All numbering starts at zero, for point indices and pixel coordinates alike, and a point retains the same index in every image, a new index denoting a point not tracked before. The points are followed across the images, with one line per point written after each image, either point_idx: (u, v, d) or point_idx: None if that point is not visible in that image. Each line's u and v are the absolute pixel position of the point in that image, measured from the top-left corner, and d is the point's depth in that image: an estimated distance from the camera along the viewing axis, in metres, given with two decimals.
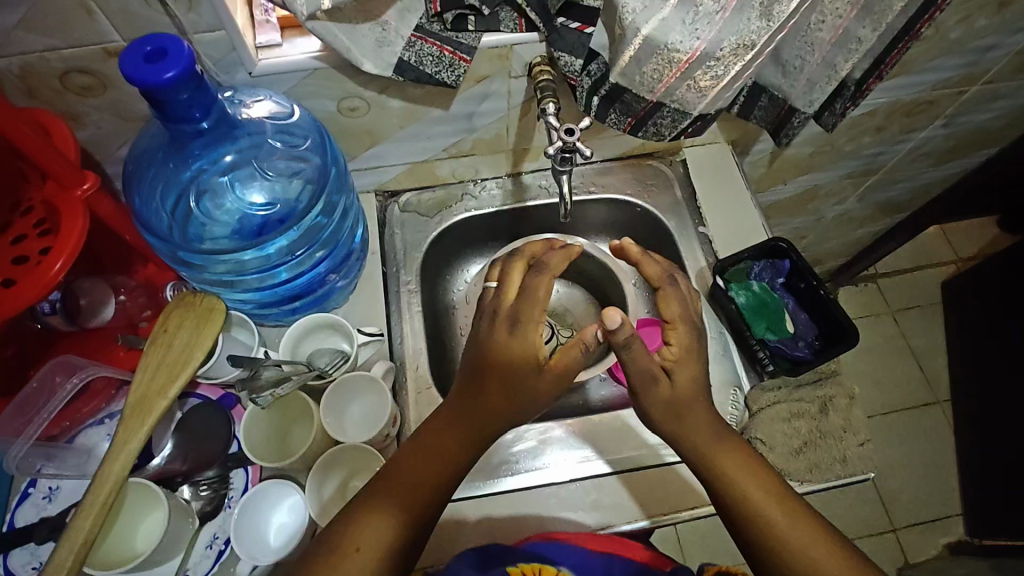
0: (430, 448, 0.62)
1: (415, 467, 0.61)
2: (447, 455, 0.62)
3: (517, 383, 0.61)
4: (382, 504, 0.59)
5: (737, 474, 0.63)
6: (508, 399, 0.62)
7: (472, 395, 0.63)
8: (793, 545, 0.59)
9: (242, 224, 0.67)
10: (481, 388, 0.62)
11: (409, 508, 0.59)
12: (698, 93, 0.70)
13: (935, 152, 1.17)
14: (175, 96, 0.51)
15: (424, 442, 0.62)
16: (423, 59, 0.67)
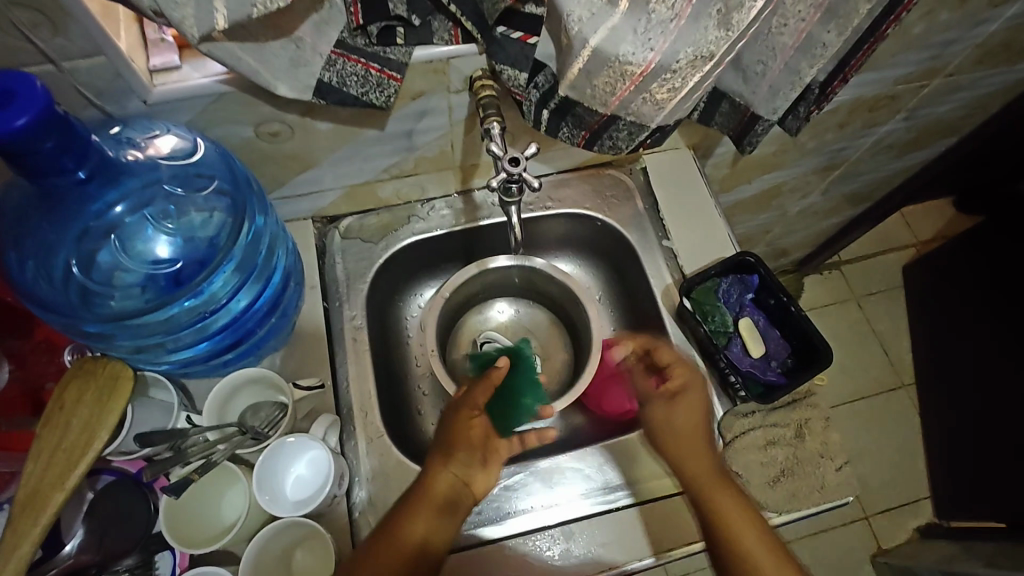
0: (387, 551, 0.60)
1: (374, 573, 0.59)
2: (409, 551, 0.61)
3: (458, 459, 0.66)
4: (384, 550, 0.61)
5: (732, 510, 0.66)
6: (462, 472, 0.66)
7: (420, 502, 0.64)
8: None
9: (153, 279, 0.59)
10: (437, 462, 0.66)
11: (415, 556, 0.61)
12: (655, 106, 0.65)
13: (896, 144, 1.15)
14: (38, 146, 0.42)
15: (385, 546, 0.61)
16: (347, 80, 0.59)
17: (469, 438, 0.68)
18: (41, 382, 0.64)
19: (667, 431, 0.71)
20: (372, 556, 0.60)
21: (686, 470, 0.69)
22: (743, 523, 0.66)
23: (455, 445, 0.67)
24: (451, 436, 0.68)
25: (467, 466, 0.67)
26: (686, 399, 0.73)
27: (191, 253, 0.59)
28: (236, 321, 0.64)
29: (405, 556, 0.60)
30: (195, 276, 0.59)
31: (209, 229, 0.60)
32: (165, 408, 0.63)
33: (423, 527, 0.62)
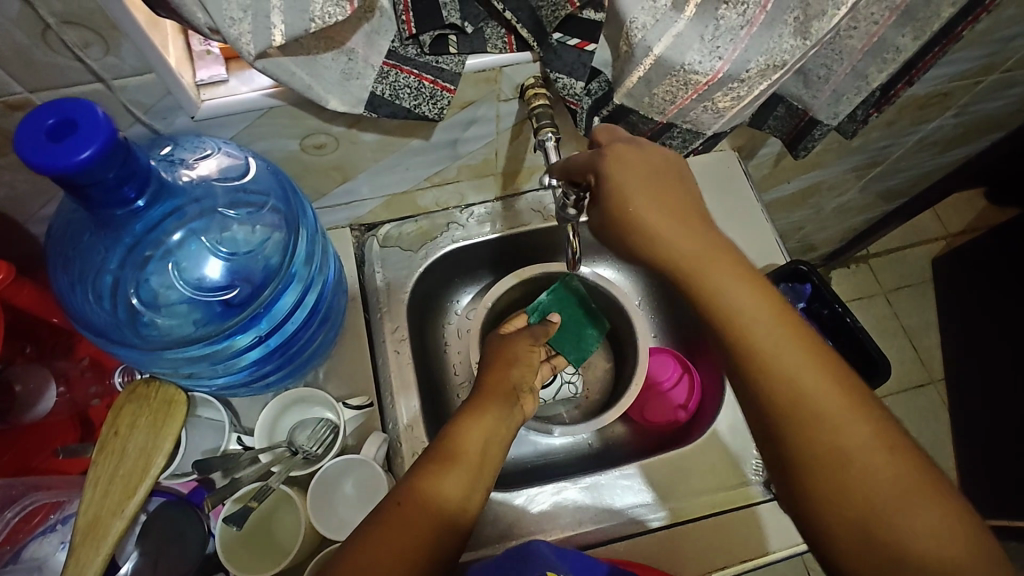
0: (408, 506, 0.52)
1: (403, 539, 0.50)
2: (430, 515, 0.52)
3: (515, 371, 0.67)
4: (407, 523, 0.51)
5: (746, 298, 0.48)
6: (491, 425, 0.60)
7: (449, 463, 0.55)
8: (819, 412, 0.45)
9: (202, 302, 0.57)
10: (500, 369, 0.67)
11: (434, 529, 0.51)
12: (715, 114, 0.62)
13: (942, 140, 1.11)
14: (100, 178, 0.41)
15: (407, 500, 0.52)
16: (399, 92, 0.57)
17: (524, 358, 0.70)
18: (88, 400, 0.64)
19: (756, 332, 0.47)
20: (399, 520, 0.51)
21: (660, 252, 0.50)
22: (776, 344, 0.47)
23: (512, 360, 0.68)
24: (504, 352, 0.70)
25: (526, 380, 0.68)
26: (776, 309, 0.48)
27: (243, 274, 0.58)
28: (285, 344, 0.64)
29: (431, 510, 0.52)
30: (248, 300, 0.58)
31: (263, 249, 0.59)
32: (216, 427, 0.63)
33: (452, 490, 0.54)
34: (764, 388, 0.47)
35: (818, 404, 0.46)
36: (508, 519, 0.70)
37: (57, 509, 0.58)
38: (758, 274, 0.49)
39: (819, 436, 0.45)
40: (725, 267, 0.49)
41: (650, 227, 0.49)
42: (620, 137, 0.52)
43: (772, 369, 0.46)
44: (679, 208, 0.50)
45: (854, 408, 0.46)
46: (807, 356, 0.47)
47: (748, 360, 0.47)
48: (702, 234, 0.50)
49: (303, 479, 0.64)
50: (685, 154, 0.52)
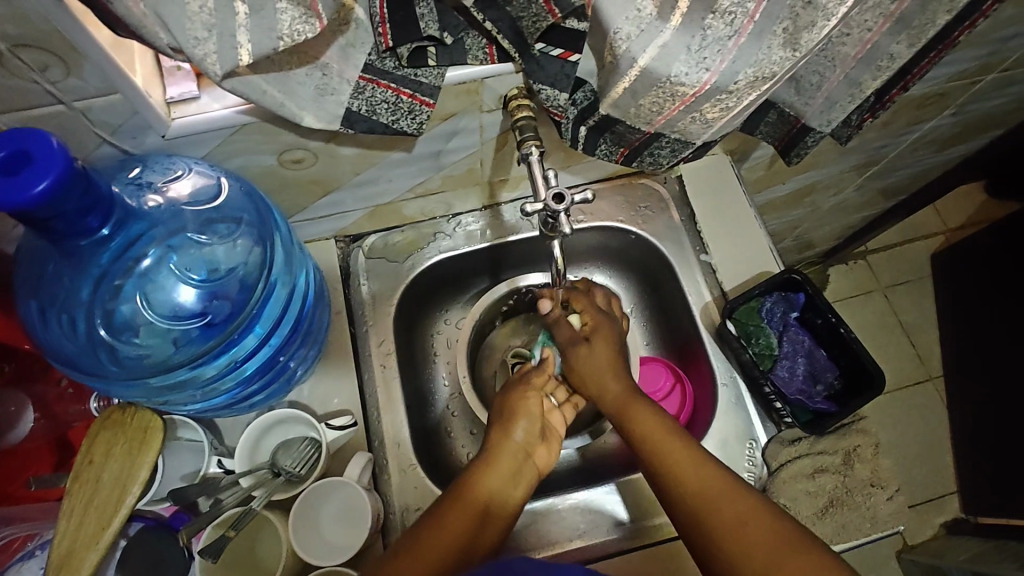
0: (462, 505, 0.61)
1: (446, 534, 0.59)
2: (470, 516, 0.61)
3: (519, 426, 0.69)
4: (450, 521, 0.60)
5: (644, 422, 0.66)
6: (507, 475, 0.65)
7: (490, 466, 0.65)
8: (692, 488, 0.59)
9: (176, 326, 0.56)
10: (504, 430, 0.68)
11: (474, 529, 0.60)
12: (703, 124, 0.60)
13: (940, 138, 1.09)
14: (60, 210, 0.40)
15: (462, 498, 0.62)
16: (376, 107, 0.55)
17: (533, 411, 0.70)
18: (68, 422, 0.63)
19: (639, 422, 0.66)
20: (447, 516, 0.60)
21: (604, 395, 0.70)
22: (671, 446, 0.63)
23: (522, 412, 0.70)
24: (516, 405, 0.71)
25: (532, 432, 0.69)
26: (663, 423, 0.65)
27: (219, 296, 0.57)
28: (268, 365, 0.62)
29: (479, 506, 0.62)
30: (225, 324, 0.57)
31: (238, 269, 0.58)
32: (195, 449, 0.62)
33: (494, 492, 0.64)
34: (676, 493, 0.60)
35: (719, 508, 0.57)
36: None
37: (36, 535, 0.57)
38: (663, 414, 0.66)
39: (710, 511, 0.57)
40: (635, 397, 0.69)
41: (511, 432, 0.68)
42: (579, 340, 0.73)
43: (681, 475, 0.60)
44: (611, 359, 0.72)
45: (745, 501, 0.57)
46: (667, 435, 0.64)
47: (662, 470, 0.62)
48: (625, 381, 0.71)
49: (285, 501, 0.63)
50: (605, 323, 0.74)
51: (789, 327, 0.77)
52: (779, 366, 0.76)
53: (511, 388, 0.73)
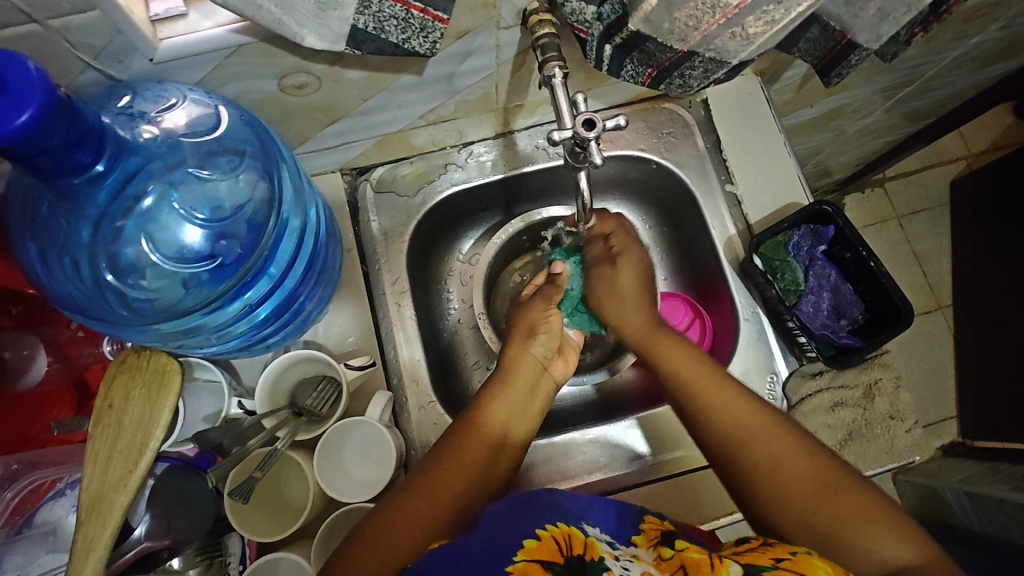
0: (480, 437, 0.60)
1: (465, 459, 0.58)
2: (488, 440, 0.60)
3: (539, 342, 0.69)
4: (472, 445, 0.59)
5: (668, 348, 0.65)
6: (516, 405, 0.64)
7: (506, 384, 0.65)
8: (743, 433, 0.57)
9: (187, 269, 0.53)
10: (521, 344, 0.69)
11: (493, 450, 0.60)
12: (743, 41, 0.55)
13: (983, 56, 1.01)
14: (46, 145, 0.36)
15: (476, 428, 0.61)
16: (385, 25, 0.49)
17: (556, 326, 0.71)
18: (83, 363, 0.62)
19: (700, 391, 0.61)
20: (465, 439, 0.60)
21: (622, 323, 0.70)
22: (700, 378, 0.61)
23: (544, 326, 0.70)
24: (540, 320, 0.71)
25: (550, 346, 0.70)
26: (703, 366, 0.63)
27: (227, 236, 0.54)
28: (284, 307, 0.60)
29: (491, 445, 0.60)
30: (238, 264, 0.54)
31: (245, 207, 0.54)
32: (214, 390, 0.62)
33: (505, 413, 0.63)
34: (729, 458, 0.57)
35: (756, 446, 0.56)
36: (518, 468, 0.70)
37: (62, 477, 0.58)
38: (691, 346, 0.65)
39: (750, 451, 0.56)
40: (658, 330, 0.67)
41: (521, 348, 0.69)
42: (604, 258, 0.71)
43: (714, 409, 0.59)
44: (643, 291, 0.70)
45: (783, 440, 0.56)
46: (725, 398, 0.59)
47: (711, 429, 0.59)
48: (647, 313, 0.69)
49: (309, 440, 0.63)
50: (630, 247, 0.71)
51: (816, 260, 0.74)
52: (803, 301, 0.74)
53: (533, 303, 0.73)
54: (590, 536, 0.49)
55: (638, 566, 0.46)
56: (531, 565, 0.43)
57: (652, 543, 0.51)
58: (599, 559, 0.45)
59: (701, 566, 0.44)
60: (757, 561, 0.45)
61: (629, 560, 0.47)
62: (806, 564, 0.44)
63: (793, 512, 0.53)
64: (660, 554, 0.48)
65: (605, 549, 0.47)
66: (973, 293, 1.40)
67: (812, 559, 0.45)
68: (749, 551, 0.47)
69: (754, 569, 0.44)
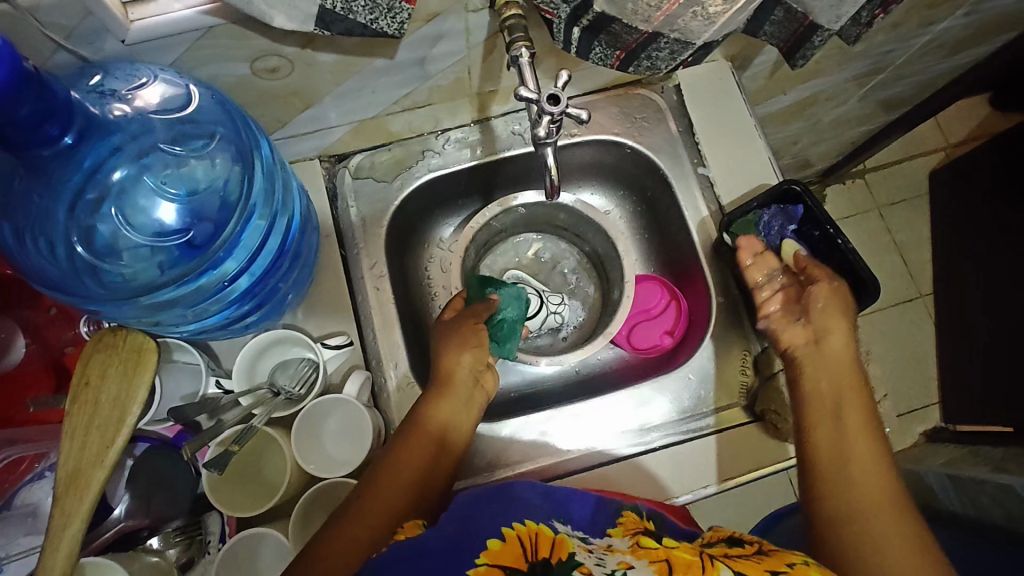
0: (419, 443, 0.63)
1: (406, 466, 0.61)
2: (426, 445, 0.63)
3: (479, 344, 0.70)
4: (412, 453, 0.62)
5: (850, 388, 0.67)
6: (456, 406, 0.66)
7: (444, 389, 0.66)
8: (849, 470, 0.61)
9: (161, 245, 0.55)
10: (455, 349, 0.69)
11: (434, 456, 0.63)
12: (705, 20, 0.57)
13: (951, 42, 1.03)
14: (14, 114, 0.37)
15: (419, 433, 0.63)
16: (353, 5, 0.50)
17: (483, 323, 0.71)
18: (60, 347, 0.62)
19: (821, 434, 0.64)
20: (406, 444, 0.62)
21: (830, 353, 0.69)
22: (819, 419, 0.65)
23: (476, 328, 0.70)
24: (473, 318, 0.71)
25: (481, 360, 0.70)
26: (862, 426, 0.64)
27: (200, 214, 0.55)
28: (258, 287, 0.61)
29: (434, 447, 0.63)
30: (209, 239, 0.55)
31: (216, 187, 0.56)
32: (193, 371, 0.61)
33: (446, 414, 0.65)
34: (835, 493, 0.60)
35: (854, 454, 0.62)
36: (496, 446, 0.71)
37: (41, 459, 0.58)
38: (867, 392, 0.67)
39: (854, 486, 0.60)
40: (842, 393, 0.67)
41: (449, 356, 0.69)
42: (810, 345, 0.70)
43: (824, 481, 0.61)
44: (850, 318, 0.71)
45: (883, 487, 0.59)
46: (863, 438, 0.63)
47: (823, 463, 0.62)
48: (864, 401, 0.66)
49: (288, 420, 0.64)
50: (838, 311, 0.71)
51: (786, 240, 0.76)
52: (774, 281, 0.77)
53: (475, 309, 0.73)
54: (559, 534, 0.50)
55: (613, 556, 0.48)
56: (493, 567, 0.44)
57: (629, 532, 0.53)
58: (566, 558, 0.46)
59: (690, 565, 0.45)
60: (751, 570, 0.46)
61: (603, 553, 0.48)
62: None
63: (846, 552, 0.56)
64: (638, 544, 0.50)
65: (576, 546, 0.49)
66: (952, 280, 1.42)
67: (808, 571, 0.46)
68: (740, 557, 0.48)
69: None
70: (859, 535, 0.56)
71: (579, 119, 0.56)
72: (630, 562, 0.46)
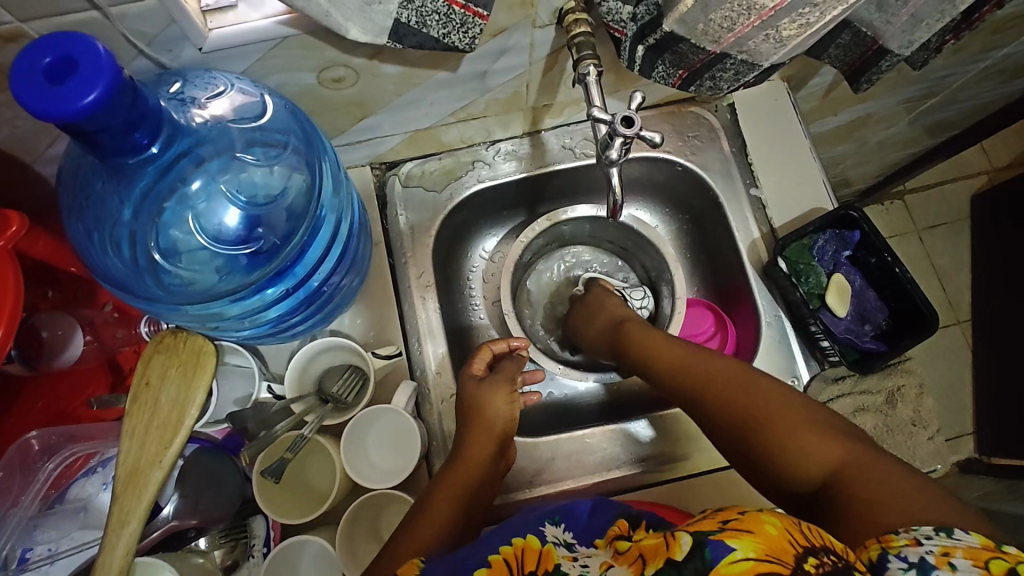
0: (478, 444, 0.63)
1: (468, 468, 0.62)
2: (487, 443, 0.64)
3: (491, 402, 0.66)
4: (476, 455, 0.63)
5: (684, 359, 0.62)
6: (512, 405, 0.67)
7: (496, 391, 0.67)
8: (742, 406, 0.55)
9: (225, 254, 0.55)
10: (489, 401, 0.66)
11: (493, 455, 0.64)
12: (776, 43, 0.56)
13: (1010, 67, 1.01)
14: (108, 123, 0.37)
15: (478, 432, 0.64)
16: (427, 20, 0.50)
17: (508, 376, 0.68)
18: (116, 346, 0.64)
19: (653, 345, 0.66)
20: (470, 443, 0.63)
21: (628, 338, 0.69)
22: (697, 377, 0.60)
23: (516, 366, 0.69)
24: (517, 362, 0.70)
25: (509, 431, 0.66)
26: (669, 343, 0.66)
27: (265, 223, 0.55)
28: (314, 294, 0.61)
29: (494, 446, 0.64)
30: (276, 250, 0.56)
31: (284, 197, 0.55)
32: (245, 375, 0.63)
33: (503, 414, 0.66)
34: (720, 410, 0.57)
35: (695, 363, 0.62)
36: (538, 463, 0.71)
37: (96, 454, 0.59)
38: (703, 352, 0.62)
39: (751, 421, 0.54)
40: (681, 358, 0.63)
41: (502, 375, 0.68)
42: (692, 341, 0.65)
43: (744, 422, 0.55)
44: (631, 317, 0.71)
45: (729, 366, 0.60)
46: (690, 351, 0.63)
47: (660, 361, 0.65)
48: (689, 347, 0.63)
49: (334, 427, 0.64)
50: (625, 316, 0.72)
51: (840, 266, 0.74)
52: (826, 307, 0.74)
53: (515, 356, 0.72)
54: (548, 541, 0.50)
55: (596, 558, 0.47)
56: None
57: (611, 541, 0.50)
58: (552, 569, 0.46)
59: (656, 550, 0.42)
60: (704, 525, 0.41)
61: (587, 557, 0.48)
62: (752, 520, 0.40)
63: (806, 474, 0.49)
64: (617, 550, 0.47)
65: (561, 553, 0.48)
66: (993, 309, 1.38)
67: (761, 514, 0.41)
68: (699, 518, 0.43)
69: (700, 534, 0.40)
70: (786, 437, 0.51)
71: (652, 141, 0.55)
72: (610, 564, 0.46)
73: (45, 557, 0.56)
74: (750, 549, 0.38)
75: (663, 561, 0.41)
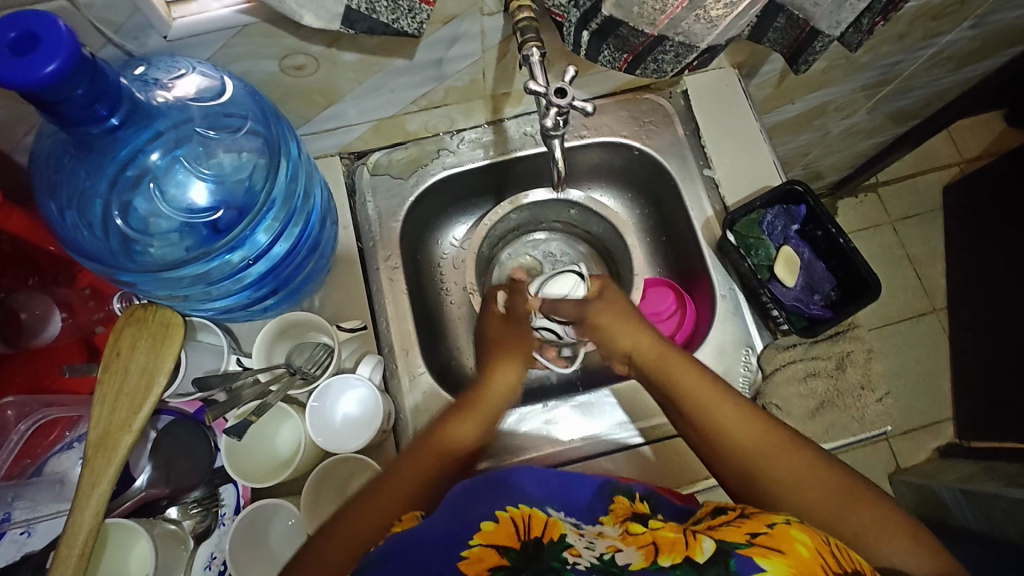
0: (424, 454, 0.60)
1: (416, 472, 0.58)
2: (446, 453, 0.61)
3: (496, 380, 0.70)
4: (426, 460, 0.60)
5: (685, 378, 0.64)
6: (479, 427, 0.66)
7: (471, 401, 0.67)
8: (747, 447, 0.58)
9: (191, 228, 0.58)
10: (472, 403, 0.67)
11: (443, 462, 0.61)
12: (708, 24, 0.61)
13: (958, 54, 1.05)
14: (68, 94, 0.41)
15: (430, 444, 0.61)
16: (376, 6, 0.53)
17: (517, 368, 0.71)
18: (91, 325, 0.65)
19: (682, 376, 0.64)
20: (419, 450, 0.61)
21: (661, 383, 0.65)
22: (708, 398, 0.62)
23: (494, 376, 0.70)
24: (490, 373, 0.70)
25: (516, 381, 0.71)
26: (705, 376, 0.63)
27: (228, 197, 0.59)
28: (280, 266, 0.64)
29: (448, 457, 0.61)
30: (235, 222, 0.59)
31: (244, 173, 0.59)
32: (214, 351, 0.65)
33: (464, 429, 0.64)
34: (721, 430, 0.60)
35: (714, 410, 0.61)
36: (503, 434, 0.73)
37: (70, 431, 0.63)
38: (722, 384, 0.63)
39: (751, 459, 0.58)
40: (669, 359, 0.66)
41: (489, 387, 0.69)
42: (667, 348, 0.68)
43: (766, 470, 0.57)
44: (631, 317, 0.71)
45: (753, 417, 0.60)
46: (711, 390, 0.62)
47: (707, 424, 0.61)
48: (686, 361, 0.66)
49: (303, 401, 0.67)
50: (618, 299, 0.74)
51: (789, 240, 0.78)
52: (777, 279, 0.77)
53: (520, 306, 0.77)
54: (553, 516, 0.51)
55: (602, 540, 0.49)
56: (487, 550, 0.46)
57: (621, 519, 0.53)
58: (559, 538, 0.48)
59: (674, 544, 0.47)
60: (730, 536, 0.46)
61: (594, 537, 0.50)
62: (783, 537, 0.45)
63: (797, 501, 0.55)
64: (628, 531, 0.50)
65: (567, 528, 0.50)
66: (964, 293, 1.41)
67: (788, 530, 0.46)
68: (724, 526, 0.48)
69: (727, 545, 0.45)
70: (781, 479, 0.56)
71: (586, 112, 0.60)
72: (617, 548, 0.48)
73: (22, 525, 0.58)
74: (780, 569, 0.42)
75: (682, 557, 0.45)
